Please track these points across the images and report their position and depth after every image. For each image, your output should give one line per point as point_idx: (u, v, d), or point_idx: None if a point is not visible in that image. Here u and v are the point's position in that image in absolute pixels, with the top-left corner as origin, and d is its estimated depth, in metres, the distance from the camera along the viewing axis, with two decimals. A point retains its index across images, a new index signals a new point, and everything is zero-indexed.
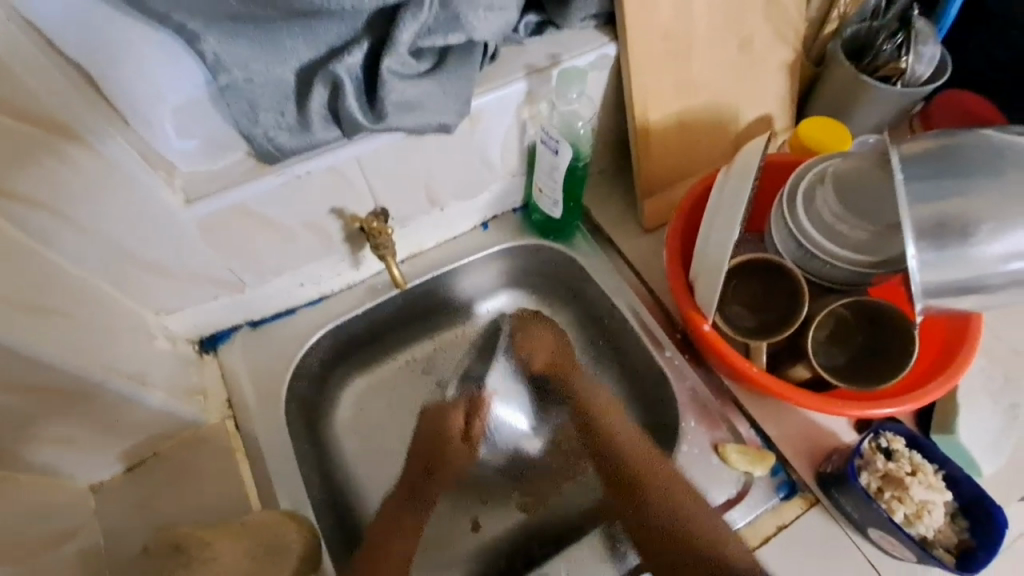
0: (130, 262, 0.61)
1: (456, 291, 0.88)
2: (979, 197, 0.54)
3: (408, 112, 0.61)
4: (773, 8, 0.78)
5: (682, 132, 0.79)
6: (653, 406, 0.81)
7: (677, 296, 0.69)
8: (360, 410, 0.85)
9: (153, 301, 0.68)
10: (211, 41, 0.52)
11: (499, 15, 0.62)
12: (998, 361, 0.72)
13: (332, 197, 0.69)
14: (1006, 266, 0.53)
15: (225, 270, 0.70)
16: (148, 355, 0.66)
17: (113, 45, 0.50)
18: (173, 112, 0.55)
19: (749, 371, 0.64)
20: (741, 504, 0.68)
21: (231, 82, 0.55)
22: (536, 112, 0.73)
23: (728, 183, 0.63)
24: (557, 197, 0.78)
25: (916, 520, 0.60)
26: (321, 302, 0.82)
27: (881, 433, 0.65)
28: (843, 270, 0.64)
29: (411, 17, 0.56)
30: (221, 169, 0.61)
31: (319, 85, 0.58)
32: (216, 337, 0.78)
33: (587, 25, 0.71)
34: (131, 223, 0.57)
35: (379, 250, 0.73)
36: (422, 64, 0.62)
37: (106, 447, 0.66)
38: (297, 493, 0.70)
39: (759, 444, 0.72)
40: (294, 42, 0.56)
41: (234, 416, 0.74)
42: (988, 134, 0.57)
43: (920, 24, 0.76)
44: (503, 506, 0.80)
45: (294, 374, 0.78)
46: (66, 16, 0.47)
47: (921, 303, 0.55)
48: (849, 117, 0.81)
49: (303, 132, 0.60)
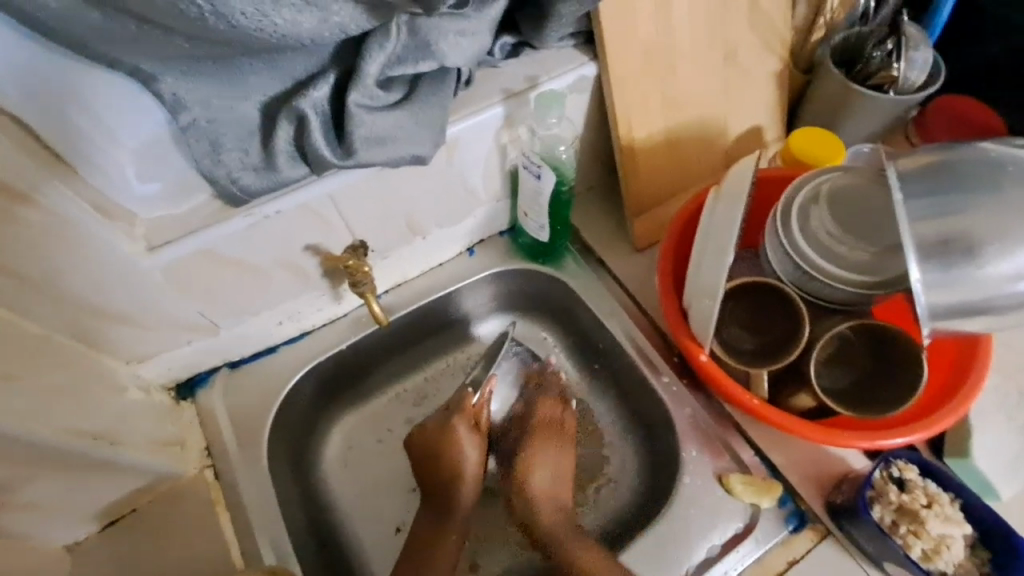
0: (93, 314, 0.58)
1: (445, 317, 0.85)
2: (983, 213, 0.51)
3: (378, 146, 0.58)
4: (757, 17, 0.75)
5: (670, 148, 0.76)
6: (652, 435, 0.77)
7: (671, 321, 0.66)
8: (349, 448, 0.81)
9: (122, 350, 0.65)
10: (169, 81, 0.50)
11: (471, 41, 0.58)
12: (1012, 376, 0.69)
13: (306, 233, 0.66)
14: (1015, 286, 0.50)
15: (197, 313, 0.67)
16: (120, 408, 0.63)
17: (60, 91, 0.47)
18: (132, 155, 0.52)
19: (748, 402, 0.61)
20: (748, 539, 0.65)
21: (192, 122, 0.52)
22: (516, 136, 0.71)
23: (718, 209, 0.60)
24: (543, 221, 0.76)
25: (935, 556, 0.57)
26: (303, 338, 0.79)
27: (893, 461, 0.62)
28: (843, 290, 0.61)
29: (377, 47, 0.54)
30: (186, 213, 0.59)
31: (284, 121, 0.55)
32: (192, 381, 0.75)
33: (565, 44, 0.69)
34: (91, 276, 0.55)
35: (357, 287, 0.71)
36: (392, 94, 0.59)
37: (77, 508, 0.62)
38: (282, 546, 0.66)
39: (764, 473, 0.68)
40: (257, 77, 0.53)
41: (214, 464, 0.71)
42: (987, 146, 0.54)
43: (911, 29, 0.73)
44: (500, 546, 0.76)
45: (276, 418, 0.74)
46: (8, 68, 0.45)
47: (926, 327, 0.52)
48: (842, 126, 0.78)
49: (269, 171, 0.57)
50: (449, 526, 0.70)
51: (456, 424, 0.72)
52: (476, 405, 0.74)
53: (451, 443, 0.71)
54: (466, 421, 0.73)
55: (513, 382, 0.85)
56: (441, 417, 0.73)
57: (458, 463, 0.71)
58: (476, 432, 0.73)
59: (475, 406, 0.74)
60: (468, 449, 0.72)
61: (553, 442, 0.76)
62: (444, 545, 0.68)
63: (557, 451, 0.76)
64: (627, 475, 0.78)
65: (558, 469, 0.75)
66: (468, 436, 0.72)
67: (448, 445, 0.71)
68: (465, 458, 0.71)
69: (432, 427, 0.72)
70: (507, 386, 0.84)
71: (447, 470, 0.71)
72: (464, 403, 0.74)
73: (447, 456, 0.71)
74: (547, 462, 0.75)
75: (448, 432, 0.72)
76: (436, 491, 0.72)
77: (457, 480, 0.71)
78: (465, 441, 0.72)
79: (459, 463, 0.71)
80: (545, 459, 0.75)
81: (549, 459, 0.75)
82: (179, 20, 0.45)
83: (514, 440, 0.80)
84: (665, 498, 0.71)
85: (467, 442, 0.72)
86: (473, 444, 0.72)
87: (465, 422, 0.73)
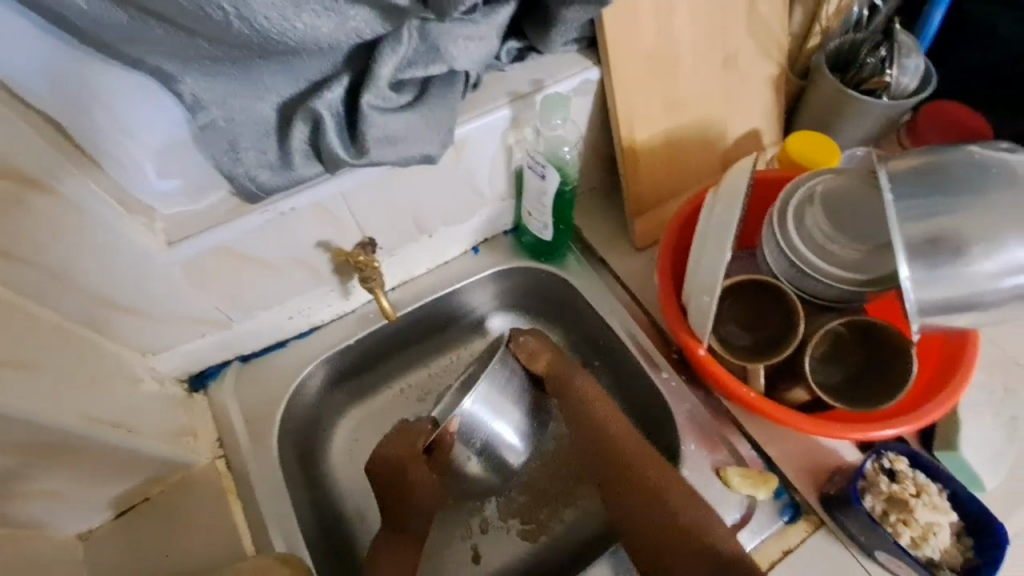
0: (111, 306, 0.60)
1: (444, 317, 0.87)
2: (969, 214, 0.54)
3: (389, 145, 0.60)
4: (754, 25, 0.77)
5: (670, 151, 0.78)
6: (651, 429, 0.79)
7: (671, 319, 0.68)
8: (355, 441, 0.83)
9: (137, 342, 0.67)
10: (188, 82, 0.52)
11: (479, 46, 0.61)
12: (1000, 373, 0.71)
13: (318, 231, 0.68)
14: (1000, 283, 0.53)
15: (210, 308, 0.69)
16: (134, 399, 0.65)
17: (87, 90, 0.49)
18: (154, 153, 0.54)
19: (745, 396, 0.63)
20: (744, 529, 0.67)
21: (211, 121, 0.54)
22: (521, 137, 0.73)
23: (716, 209, 0.63)
24: (546, 220, 0.78)
25: (922, 542, 0.59)
26: (312, 333, 0.81)
27: (884, 453, 0.64)
28: (836, 288, 0.63)
29: (389, 51, 0.56)
30: (203, 210, 0.61)
31: (299, 122, 0.57)
32: (204, 375, 0.77)
33: (569, 49, 0.71)
34: (112, 269, 0.57)
35: (368, 282, 0.73)
36: (403, 96, 0.61)
37: (93, 495, 0.64)
38: (290, 534, 0.68)
39: (761, 466, 0.71)
40: (274, 79, 0.55)
41: (225, 455, 0.73)
42: (974, 149, 0.57)
43: (903, 37, 0.76)
44: (502, 535, 0.78)
45: (285, 410, 0.76)
46: (38, 72, 0.47)
47: (915, 323, 0.54)
48: (837, 130, 0.81)
49: (285, 169, 0.59)
50: (409, 548, 0.68)
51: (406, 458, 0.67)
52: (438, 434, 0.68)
53: (403, 474, 0.67)
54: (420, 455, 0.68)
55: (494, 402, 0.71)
56: (390, 447, 0.68)
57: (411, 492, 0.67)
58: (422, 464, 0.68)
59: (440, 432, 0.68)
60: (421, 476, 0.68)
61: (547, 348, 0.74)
62: (406, 554, 0.67)
63: (552, 350, 0.74)
64: None
65: (560, 363, 0.73)
66: (422, 470, 0.68)
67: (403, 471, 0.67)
68: (417, 486, 0.68)
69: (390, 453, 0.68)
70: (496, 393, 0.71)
71: (399, 500, 0.68)
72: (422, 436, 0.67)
73: (399, 488, 0.67)
74: (550, 356, 0.74)
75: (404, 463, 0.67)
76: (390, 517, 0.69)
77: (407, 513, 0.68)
78: (416, 475, 0.67)
79: (411, 493, 0.67)
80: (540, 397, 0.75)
81: (541, 358, 0.73)
82: (200, 24, 0.47)
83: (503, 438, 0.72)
84: None
85: (417, 472, 0.68)
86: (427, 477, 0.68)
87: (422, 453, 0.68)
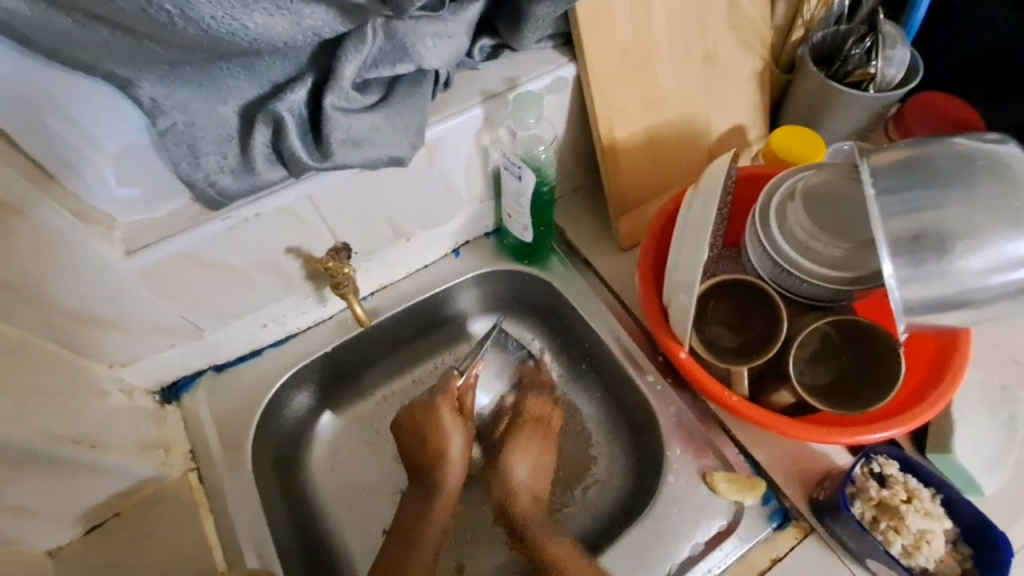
0: (74, 318, 0.58)
1: (402, 331, 0.84)
2: (958, 207, 0.51)
3: (355, 148, 0.58)
4: (735, 18, 0.76)
5: (651, 148, 0.76)
6: (638, 433, 0.77)
7: (652, 322, 0.66)
8: (336, 450, 0.81)
9: (103, 354, 0.65)
10: (146, 86, 0.50)
11: (448, 44, 0.59)
12: (993, 370, 0.69)
13: (288, 237, 0.66)
14: (990, 280, 0.50)
15: (179, 318, 0.67)
16: (103, 413, 0.63)
17: (39, 97, 0.48)
18: (112, 160, 0.53)
19: (730, 402, 0.61)
20: (731, 537, 0.65)
21: (170, 126, 0.52)
22: (496, 137, 0.71)
23: (695, 206, 0.60)
24: (526, 221, 0.76)
25: (915, 551, 0.57)
26: (288, 341, 0.79)
27: (873, 457, 0.62)
28: (822, 288, 0.61)
29: (353, 50, 0.55)
30: (164, 216, 0.59)
31: (260, 124, 0.55)
32: (177, 386, 0.75)
33: (544, 45, 0.69)
34: (70, 280, 0.55)
35: (339, 288, 0.71)
36: (369, 97, 0.59)
37: (61, 512, 0.63)
38: (265, 548, 0.66)
39: (748, 471, 0.68)
40: (235, 81, 0.54)
41: (198, 468, 0.71)
42: (958, 141, 0.55)
43: (886, 27, 0.74)
44: (488, 545, 0.76)
45: (260, 420, 0.74)
46: None
47: (901, 321, 0.52)
48: (823, 124, 0.79)
49: (247, 174, 0.57)
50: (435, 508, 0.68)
51: (439, 407, 0.71)
52: (461, 387, 0.74)
53: (435, 424, 0.71)
54: (449, 403, 0.72)
55: (501, 374, 0.86)
56: (424, 401, 0.73)
57: (444, 446, 0.70)
58: (459, 417, 0.72)
59: (460, 389, 0.74)
60: (450, 432, 0.71)
61: (544, 440, 0.78)
62: (432, 512, 0.68)
63: (539, 448, 0.77)
64: (616, 473, 0.78)
65: (539, 463, 0.77)
66: (452, 420, 0.71)
67: (431, 427, 0.71)
68: (451, 437, 0.71)
69: (416, 409, 0.72)
70: (493, 375, 0.86)
71: (431, 451, 0.70)
72: (450, 384, 0.73)
73: (433, 439, 0.70)
74: (530, 452, 0.77)
75: (431, 415, 0.71)
76: (422, 469, 0.70)
77: (442, 467, 0.69)
78: (448, 424, 0.71)
79: (443, 447, 0.70)
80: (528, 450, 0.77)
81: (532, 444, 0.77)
82: (152, 25, 0.45)
83: (498, 424, 0.83)
84: (650, 494, 0.71)
85: (449, 422, 0.72)
86: (459, 428, 0.72)
87: (448, 405, 0.72)
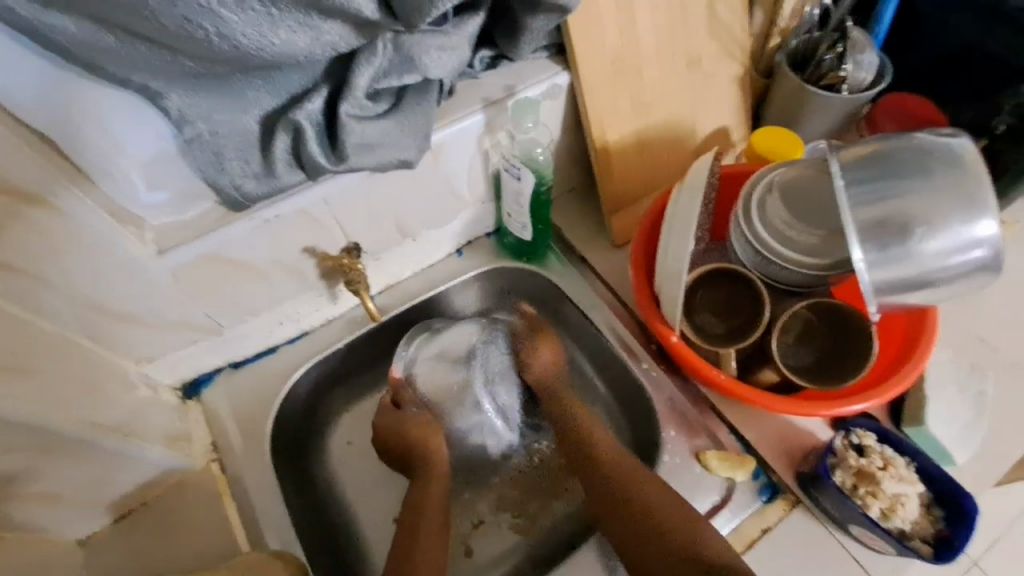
0: (107, 316, 0.62)
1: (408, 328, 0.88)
2: (917, 196, 0.57)
3: (369, 152, 0.63)
4: (716, 27, 0.81)
5: (641, 149, 0.81)
6: (635, 420, 0.81)
7: (641, 299, 0.72)
8: (348, 442, 0.84)
9: (132, 351, 0.69)
10: (174, 98, 0.54)
11: (452, 55, 0.64)
12: (962, 350, 0.74)
13: (302, 237, 0.71)
14: (949, 261, 0.56)
15: (203, 316, 0.71)
16: (129, 405, 0.67)
17: (76, 110, 0.52)
18: (141, 168, 0.57)
19: (718, 379, 0.66)
20: (724, 510, 0.69)
21: (196, 135, 0.56)
22: (496, 141, 0.76)
23: (681, 199, 0.65)
24: (525, 220, 0.81)
25: (891, 514, 0.62)
26: (302, 338, 0.84)
27: (852, 430, 0.68)
28: (800, 274, 0.67)
29: (366, 62, 0.59)
30: (191, 219, 0.64)
31: (281, 131, 0.59)
32: (198, 382, 0.79)
33: (539, 55, 0.75)
34: (104, 279, 0.59)
35: (352, 284, 0.76)
36: (380, 105, 0.64)
37: (93, 501, 0.66)
38: (285, 532, 0.70)
39: (739, 449, 0.73)
40: (256, 92, 0.58)
41: (220, 459, 0.75)
42: (918, 135, 0.60)
43: (856, 33, 0.80)
44: (495, 529, 0.79)
45: (277, 414, 0.78)
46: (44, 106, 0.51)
47: (872, 302, 0.57)
48: (801, 124, 0.85)
49: (269, 178, 0.61)
50: (433, 477, 0.72)
51: (380, 419, 0.76)
52: (397, 378, 0.80)
53: (412, 437, 0.74)
54: (387, 406, 0.78)
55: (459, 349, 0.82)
56: (388, 420, 0.76)
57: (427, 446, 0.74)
58: (395, 416, 0.76)
59: (394, 387, 0.80)
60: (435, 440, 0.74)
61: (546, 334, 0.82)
62: (423, 520, 0.68)
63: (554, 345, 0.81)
64: None
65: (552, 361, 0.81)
66: (395, 418, 0.76)
67: (410, 426, 0.75)
68: (407, 417, 0.76)
69: (385, 429, 0.75)
70: (426, 365, 0.81)
71: (427, 453, 0.73)
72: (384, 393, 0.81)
73: (404, 444, 0.74)
74: (551, 350, 0.81)
75: (401, 424, 0.75)
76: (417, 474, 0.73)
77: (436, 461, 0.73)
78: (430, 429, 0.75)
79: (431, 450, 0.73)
80: (545, 351, 0.80)
81: (547, 352, 0.80)
82: (183, 41, 0.49)
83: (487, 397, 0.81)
84: (647, 476, 0.75)
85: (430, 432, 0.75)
86: (399, 416, 0.76)
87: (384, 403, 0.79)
